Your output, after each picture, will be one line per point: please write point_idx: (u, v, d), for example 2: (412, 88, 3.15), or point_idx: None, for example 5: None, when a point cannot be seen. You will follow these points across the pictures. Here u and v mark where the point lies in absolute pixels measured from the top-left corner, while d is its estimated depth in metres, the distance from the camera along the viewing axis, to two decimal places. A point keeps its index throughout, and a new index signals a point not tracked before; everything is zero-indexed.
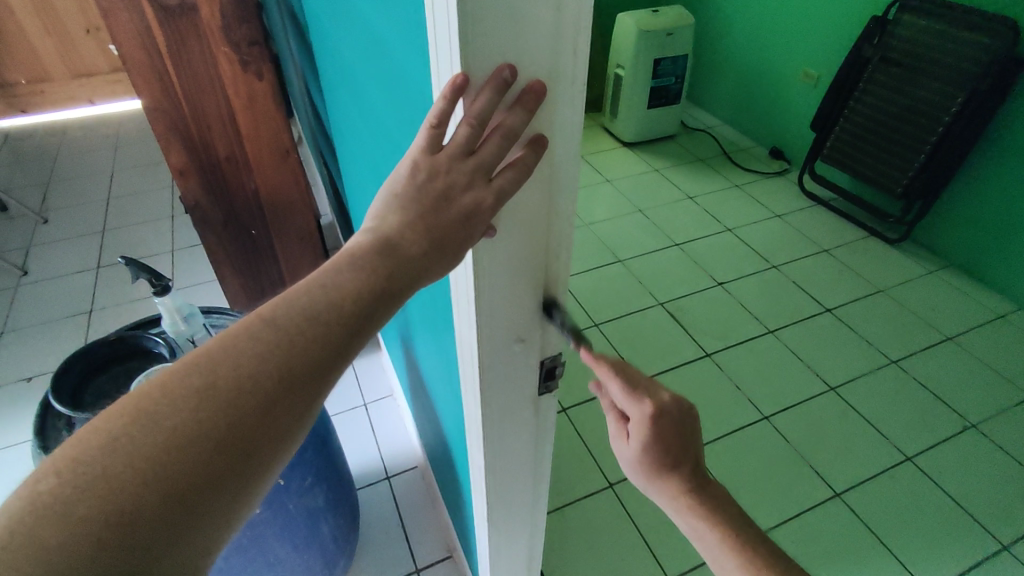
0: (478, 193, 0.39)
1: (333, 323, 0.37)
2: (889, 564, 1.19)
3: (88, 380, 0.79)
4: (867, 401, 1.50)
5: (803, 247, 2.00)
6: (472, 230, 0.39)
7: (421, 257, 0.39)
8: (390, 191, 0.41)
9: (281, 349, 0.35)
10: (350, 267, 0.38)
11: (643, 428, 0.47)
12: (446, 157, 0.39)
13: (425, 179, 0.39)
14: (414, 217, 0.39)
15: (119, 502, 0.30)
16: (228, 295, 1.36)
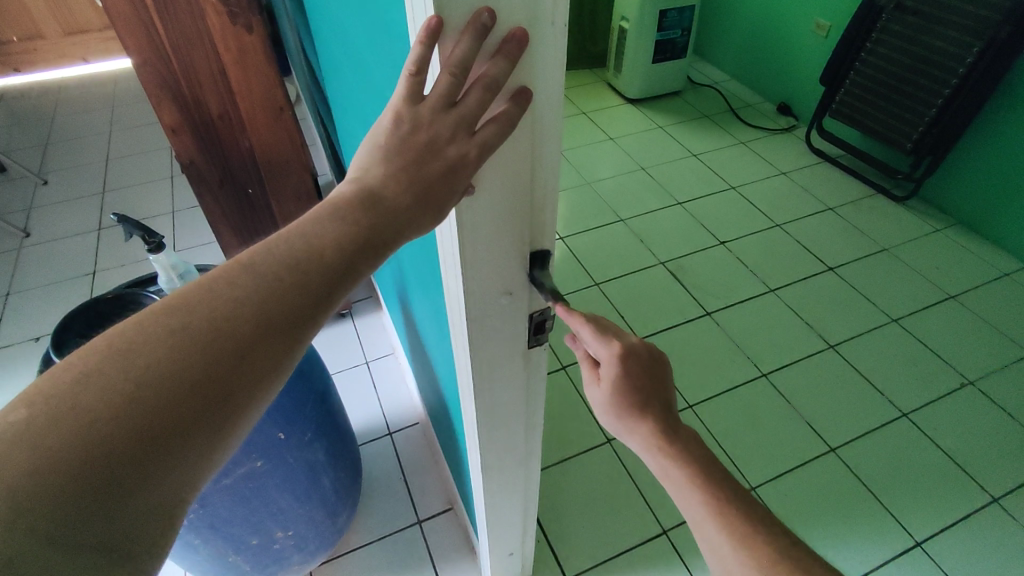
0: (462, 145, 0.38)
1: (315, 272, 0.38)
2: (880, 515, 1.22)
3: (90, 338, 0.80)
4: (867, 360, 1.51)
5: (809, 205, 1.97)
6: (454, 185, 0.39)
7: (403, 210, 0.39)
8: (372, 144, 0.41)
9: (264, 294, 0.37)
10: (336, 217, 0.39)
11: (615, 369, 0.49)
12: (430, 107, 0.38)
13: (410, 131, 0.39)
14: (398, 169, 0.39)
15: (95, 431, 0.31)
16: (228, 253, 1.36)
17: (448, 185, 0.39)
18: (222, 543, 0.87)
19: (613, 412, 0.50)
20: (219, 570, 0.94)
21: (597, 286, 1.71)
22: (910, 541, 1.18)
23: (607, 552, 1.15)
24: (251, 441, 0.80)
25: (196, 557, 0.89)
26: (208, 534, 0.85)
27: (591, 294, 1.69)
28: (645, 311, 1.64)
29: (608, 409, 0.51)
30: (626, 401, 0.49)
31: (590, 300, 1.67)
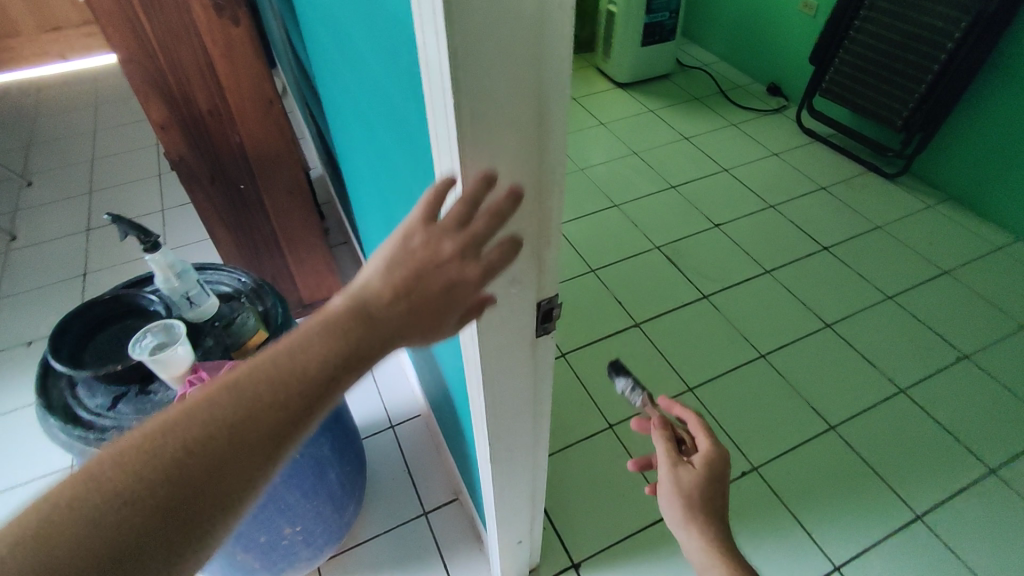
0: (462, 267, 0.39)
1: (297, 391, 0.36)
2: (880, 491, 1.23)
3: (87, 341, 0.79)
4: (863, 337, 1.52)
5: (801, 185, 1.97)
6: (455, 304, 0.39)
7: (399, 327, 0.38)
8: (379, 257, 0.40)
9: (240, 415, 0.35)
10: (328, 331, 0.37)
11: (710, 460, 0.61)
12: (438, 227, 0.39)
13: (414, 245, 0.39)
14: (397, 283, 0.38)
15: (50, 559, 0.31)
16: (221, 251, 1.33)
17: (448, 303, 0.39)
18: (231, 542, 0.87)
19: (691, 496, 0.59)
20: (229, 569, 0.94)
21: (594, 272, 1.71)
22: (910, 515, 1.20)
23: (614, 536, 1.16)
24: None
25: None
26: None
27: (588, 280, 1.69)
28: (642, 296, 1.64)
29: (687, 493, 0.59)
30: (708, 490, 0.59)
31: (587, 286, 1.67)
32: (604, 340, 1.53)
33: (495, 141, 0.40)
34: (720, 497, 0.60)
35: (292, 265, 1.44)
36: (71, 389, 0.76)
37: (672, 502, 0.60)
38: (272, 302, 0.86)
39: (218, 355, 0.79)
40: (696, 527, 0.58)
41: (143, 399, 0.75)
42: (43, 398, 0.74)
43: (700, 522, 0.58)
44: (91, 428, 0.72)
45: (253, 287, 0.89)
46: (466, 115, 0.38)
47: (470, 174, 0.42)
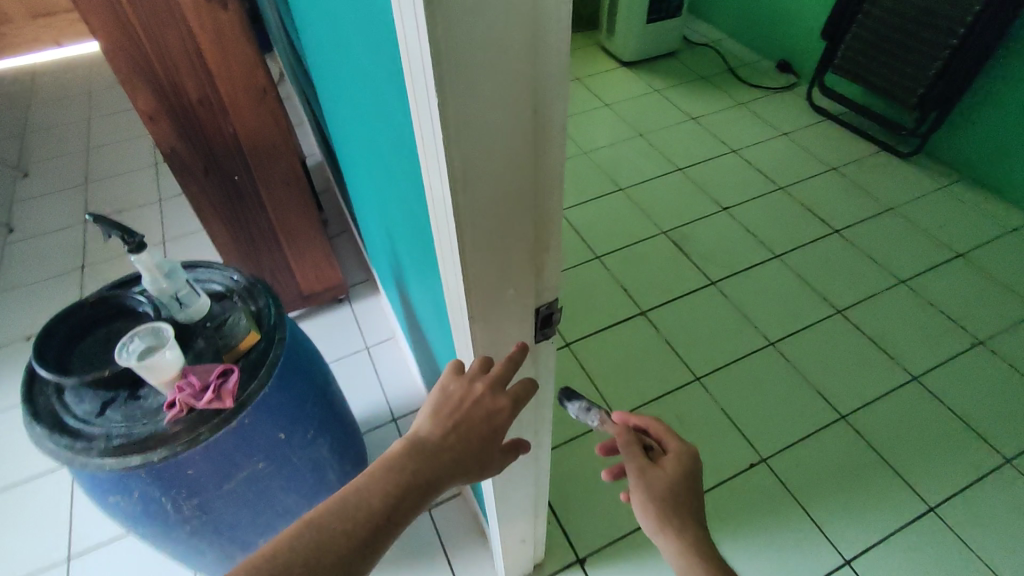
0: (493, 403, 0.50)
1: (377, 514, 0.45)
2: (892, 482, 1.21)
3: (74, 345, 0.77)
4: (874, 323, 1.48)
5: (811, 166, 1.92)
6: (493, 434, 0.49)
7: (451, 456, 0.48)
8: (426, 406, 0.51)
9: (328, 545, 0.43)
10: (394, 464, 0.47)
11: (681, 460, 0.57)
12: (472, 376, 0.51)
13: (455, 391, 0.50)
14: (445, 422, 0.49)
15: None
16: (217, 245, 1.29)
17: (487, 433, 0.49)
18: (229, 546, 0.86)
19: (665, 499, 0.55)
20: None
21: (598, 259, 1.67)
22: (922, 506, 1.17)
23: (619, 531, 1.15)
24: (251, 444, 0.77)
25: (204, 562, 0.88)
26: (214, 538, 0.83)
27: (593, 268, 1.65)
28: (648, 282, 1.60)
29: (661, 496, 0.55)
30: (681, 491, 0.55)
31: (592, 274, 1.63)
32: (609, 329, 1.50)
33: (487, 140, 0.37)
34: (693, 498, 0.56)
35: (291, 258, 1.40)
36: (57, 396, 0.74)
37: (646, 508, 0.55)
38: (264, 302, 0.84)
39: (209, 357, 0.77)
40: (672, 533, 0.54)
41: (132, 405, 0.73)
42: (30, 406, 0.73)
43: (679, 528, 0.54)
44: (78, 437, 0.70)
45: (245, 285, 0.86)
46: (453, 114, 0.34)
47: (461, 177, 0.38)
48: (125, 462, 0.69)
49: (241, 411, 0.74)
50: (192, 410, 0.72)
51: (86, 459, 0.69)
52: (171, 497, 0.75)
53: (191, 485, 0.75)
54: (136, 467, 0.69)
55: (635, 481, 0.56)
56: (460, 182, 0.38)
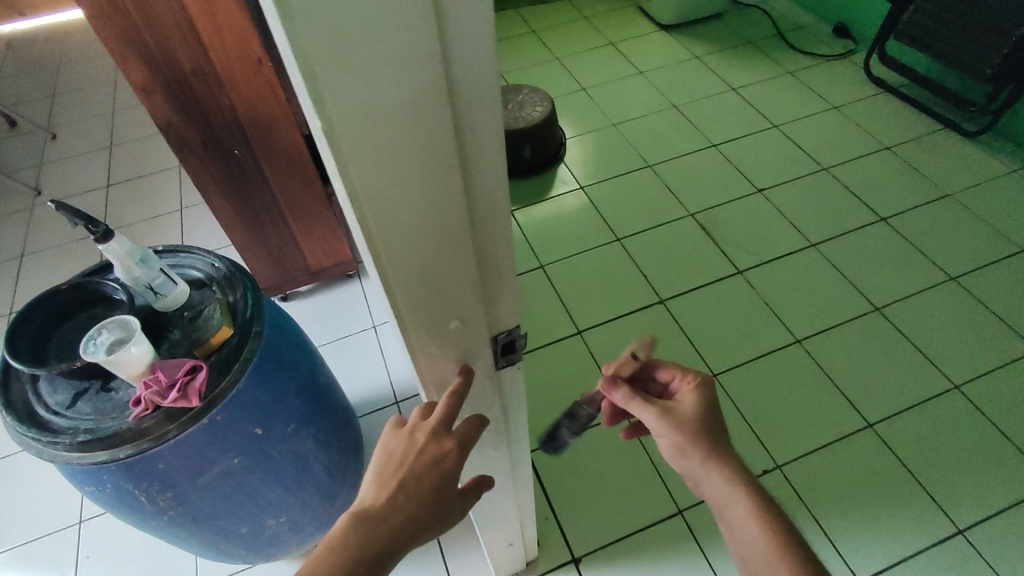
0: (439, 451, 0.47)
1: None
2: (918, 500, 1.12)
3: (51, 331, 0.76)
4: (916, 324, 1.36)
5: (861, 144, 1.76)
6: (445, 482, 0.47)
7: (402, 516, 0.46)
8: (370, 473, 0.48)
9: None
10: (341, 540, 0.44)
11: (694, 394, 0.58)
12: (411, 427, 0.49)
13: (397, 449, 0.48)
14: (391, 483, 0.46)
15: None
16: (220, 220, 1.27)
17: (437, 484, 0.47)
18: (210, 534, 0.85)
19: (693, 432, 0.55)
20: (215, 555, 0.93)
21: (618, 241, 1.59)
22: (951, 529, 1.08)
23: (617, 533, 1.10)
24: (225, 440, 0.75)
25: (191, 547, 0.88)
26: (194, 527, 0.82)
27: (612, 250, 1.57)
28: (670, 269, 1.51)
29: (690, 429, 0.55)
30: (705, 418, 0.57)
31: (610, 257, 1.55)
32: (623, 317, 1.43)
33: (395, 164, 0.30)
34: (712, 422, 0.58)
35: (298, 233, 1.37)
36: (32, 384, 0.73)
37: (682, 445, 0.55)
38: (242, 292, 0.81)
39: (182, 351, 0.75)
40: (714, 465, 0.54)
41: (103, 398, 0.72)
42: (4, 393, 0.72)
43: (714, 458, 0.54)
44: (47, 430, 0.69)
45: (225, 273, 0.83)
46: (343, 135, 0.28)
47: (367, 204, 0.32)
48: (93, 457, 0.68)
49: (210, 409, 0.72)
50: (159, 407, 0.69)
51: (55, 452, 0.69)
52: (144, 489, 0.73)
53: (163, 478, 0.73)
54: (103, 463, 0.68)
55: (659, 426, 0.56)
56: (366, 208, 0.32)
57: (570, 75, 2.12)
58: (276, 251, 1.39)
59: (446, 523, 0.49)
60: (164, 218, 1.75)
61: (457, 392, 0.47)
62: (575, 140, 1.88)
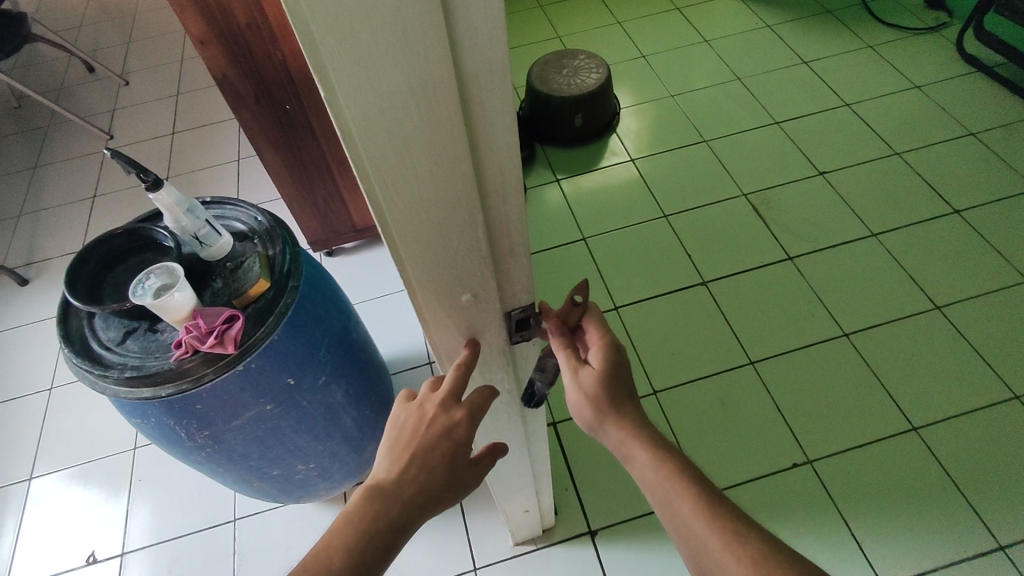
0: (449, 422, 0.48)
1: (347, 568, 0.43)
2: (957, 509, 1.06)
3: (106, 272, 0.81)
4: (979, 326, 1.27)
5: (942, 128, 1.63)
6: (455, 452, 0.48)
7: (415, 486, 0.47)
8: (382, 449, 0.49)
9: None
10: (357, 511, 0.45)
11: (607, 359, 0.53)
12: (421, 400, 0.50)
13: (408, 422, 0.49)
14: (402, 456, 0.47)
15: None
16: (271, 173, 1.30)
17: (448, 453, 0.48)
18: (244, 472, 0.90)
19: (602, 402, 0.53)
20: (250, 492, 0.99)
21: (664, 218, 1.54)
22: (991, 544, 1.03)
23: (635, 511, 1.11)
24: (258, 387, 0.78)
25: (228, 483, 0.94)
26: (229, 464, 0.87)
27: (657, 227, 1.53)
28: (716, 250, 1.46)
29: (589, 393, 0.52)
30: (609, 385, 0.53)
31: (655, 234, 1.52)
32: (662, 296, 1.40)
33: (400, 136, 0.30)
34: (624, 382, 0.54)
35: (344, 190, 1.40)
36: (88, 320, 0.79)
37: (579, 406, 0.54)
38: (281, 247, 0.83)
39: (222, 300, 0.78)
40: (615, 428, 0.54)
41: (149, 337, 0.77)
42: (63, 327, 0.78)
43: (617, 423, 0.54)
44: (99, 364, 0.74)
45: (266, 227, 0.86)
46: (345, 102, 0.28)
47: (372, 172, 0.32)
48: (138, 392, 0.73)
49: (244, 356, 0.75)
50: (198, 351, 0.73)
51: (105, 384, 0.74)
52: (184, 426, 0.78)
53: (201, 418, 0.77)
54: (147, 399, 0.73)
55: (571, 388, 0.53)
56: (372, 176, 0.32)
57: (631, 41, 2.04)
58: (323, 206, 1.42)
59: (459, 493, 0.50)
60: (222, 168, 1.81)
61: (465, 362, 0.48)
62: (630, 110, 1.81)
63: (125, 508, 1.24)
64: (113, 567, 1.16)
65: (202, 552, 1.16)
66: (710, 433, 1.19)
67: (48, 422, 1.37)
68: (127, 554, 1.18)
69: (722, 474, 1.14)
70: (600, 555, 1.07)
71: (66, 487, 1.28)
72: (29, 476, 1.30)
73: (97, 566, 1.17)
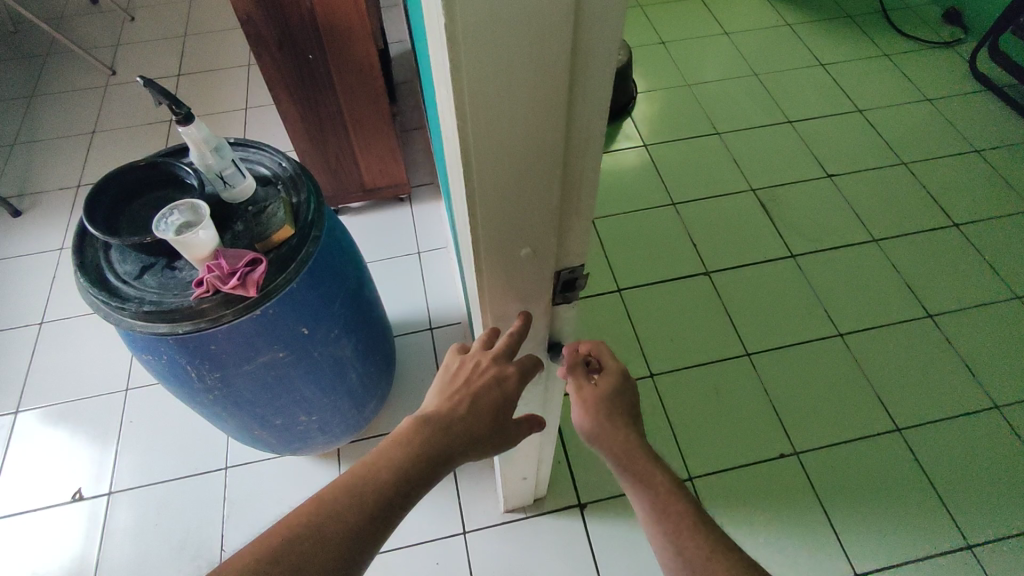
0: (500, 375, 0.50)
1: (389, 488, 0.44)
2: (931, 508, 1.11)
3: (123, 206, 0.80)
4: (968, 336, 1.32)
5: (948, 142, 1.66)
6: (503, 403, 0.49)
7: (462, 427, 0.48)
8: (431, 390, 0.51)
9: (320, 524, 0.42)
10: (405, 437, 0.47)
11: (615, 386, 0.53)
12: (474, 352, 0.52)
13: (459, 368, 0.51)
14: (451, 396, 0.49)
15: None
16: (285, 122, 1.28)
17: (496, 402, 0.49)
18: (248, 418, 0.90)
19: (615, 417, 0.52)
20: (249, 440, 0.99)
21: (672, 205, 1.55)
22: (960, 542, 1.07)
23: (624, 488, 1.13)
24: (273, 333, 0.78)
25: (229, 428, 0.93)
26: (234, 410, 0.87)
27: (665, 214, 1.54)
28: (723, 242, 1.48)
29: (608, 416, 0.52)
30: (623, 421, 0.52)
31: (662, 220, 1.53)
32: (666, 283, 1.41)
33: (508, 81, 0.31)
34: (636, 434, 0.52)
35: (358, 148, 1.38)
36: (103, 253, 0.78)
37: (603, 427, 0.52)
38: (306, 196, 0.82)
39: (244, 243, 0.77)
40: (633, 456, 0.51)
41: (167, 274, 0.75)
42: (79, 257, 0.76)
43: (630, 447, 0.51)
44: (115, 296, 0.73)
45: (291, 174, 0.85)
46: (465, 38, 0.28)
47: (470, 110, 0.32)
48: (154, 327, 0.72)
49: (264, 301, 0.74)
50: (219, 291, 0.72)
51: (120, 316, 0.73)
52: (195, 366, 0.77)
53: (214, 359, 0.76)
54: (163, 334, 0.72)
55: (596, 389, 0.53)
56: (469, 115, 0.32)
57: (651, 27, 2.03)
58: (334, 163, 1.40)
59: (499, 447, 0.51)
60: (229, 116, 1.77)
61: (520, 324, 0.51)
62: (645, 96, 1.81)
63: (113, 448, 1.23)
64: (99, 505, 1.16)
65: (190, 498, 1.16)
66: (703, 418, 1.22)
67: (38, 356, 1.35)
68: (115, 493, 1.17)
69: (710, 459, 1.17)
70: (587, 527, 1.09)
71: (54, 423, 1.26)
72: (16, 409, 1.28)
73: (83, 504, 1.16)
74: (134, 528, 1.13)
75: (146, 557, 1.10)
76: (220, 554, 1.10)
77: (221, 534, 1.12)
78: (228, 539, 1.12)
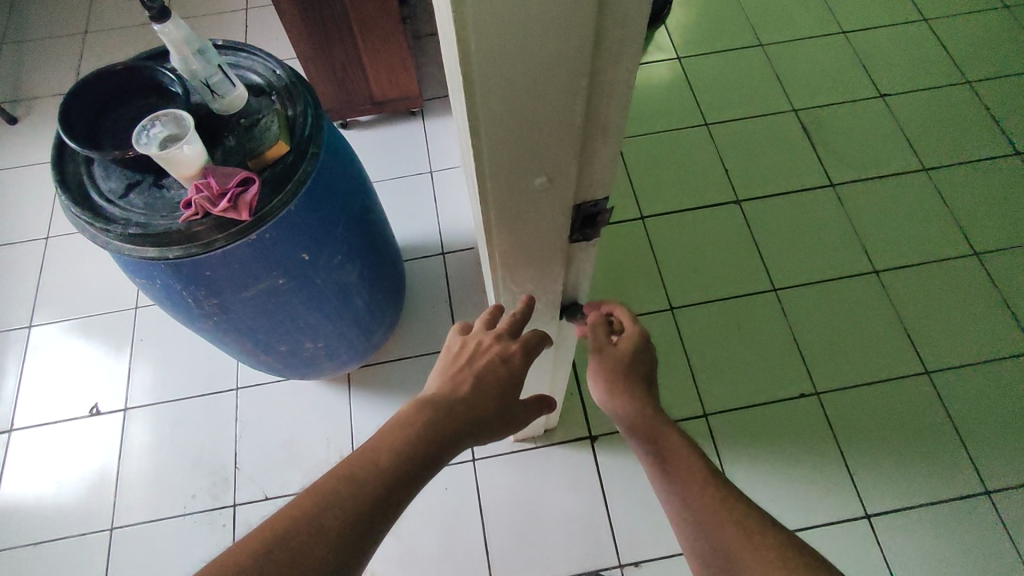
0: (505, 353, 0.48)
1: (393, 469, 0.41)
2: (952, 453, 1.07)
3: (104, 116, 0.73)
4: (1014, 276, 1.23)
5: (1021, 57, 1.49)
6: (509, 380, 0.47)
7: (467, 404, 0.45)
8: (433, 371, 0.48)
9: (321, 511, 0.38)
10: (410, 416, 0.43)
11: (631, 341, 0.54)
12: (476, 332, 0.50)
13: (461, 347, 0.49)
14: (455, 374, 0.46)
15: None
16: (285, 26, 1.16)
17: (502, 380, 0.47)
18: (251, 345, 0.87)
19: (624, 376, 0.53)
20: (253, 364, 0.97)
21: (704, 125, 1.43)
22: (978, 488, 1.05)
23: None
24: (271, 259, 0.73)
25: (234, 353, 0.91)
26: (235, 336, 0.83)
27: (696, 135, 1.42)
28: (757, 167, 1.37)
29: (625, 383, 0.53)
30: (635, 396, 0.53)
31: (692, 142, 1.41)
32: (692, 211, 1.33)
33: None
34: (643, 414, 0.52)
35: (365, 56, 1.27)
36: (86, 168, 0.72)
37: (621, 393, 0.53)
38: (302, 108, 0.74)
39: (235, 160, 0.71)
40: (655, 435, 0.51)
41: (154, 193, 0.70)
42: (61, 172, 0.71)
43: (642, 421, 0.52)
44: (100, 217, 0.68)
45: (286, 83, 0.76)
46: None
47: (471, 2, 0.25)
48: (142, 251, 0.68)
49: (259, 226, 0.69)
50: (209, 214, 0.67)
51: (106, 239, 0.68)
52: (191, 292, 0.73)
53: (209, 285, 0.72)
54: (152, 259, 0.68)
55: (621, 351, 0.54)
56: (470, 9, 0.25)
57: None
58: (340, 72, 1.30)
59: (508, 429, 0.48)
60: (228, 17, 1.64)
61: (524, 305, 0.50)
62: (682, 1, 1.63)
63: (126, 365, 1.23)
64: (116, 420, 1.17)
65: (203, 416, 1.17)
66: (722, 353, 1.18)
67: (46, 272, 1.33)
68: (130, 409, 1.18)
69: (727, 396, 1.14)
70: (597, 459, 1.08)
71: (67, 340, 1.26)
72: (28, 324, 1.28)
73: (100, 419, 1.18)
74: (150, 444, 1.15)
75: (164, 471, 1.12)
76: (235, 470, 1.12)
77: (234, 452, 1.14)
78: (242, 458, 1.13)
